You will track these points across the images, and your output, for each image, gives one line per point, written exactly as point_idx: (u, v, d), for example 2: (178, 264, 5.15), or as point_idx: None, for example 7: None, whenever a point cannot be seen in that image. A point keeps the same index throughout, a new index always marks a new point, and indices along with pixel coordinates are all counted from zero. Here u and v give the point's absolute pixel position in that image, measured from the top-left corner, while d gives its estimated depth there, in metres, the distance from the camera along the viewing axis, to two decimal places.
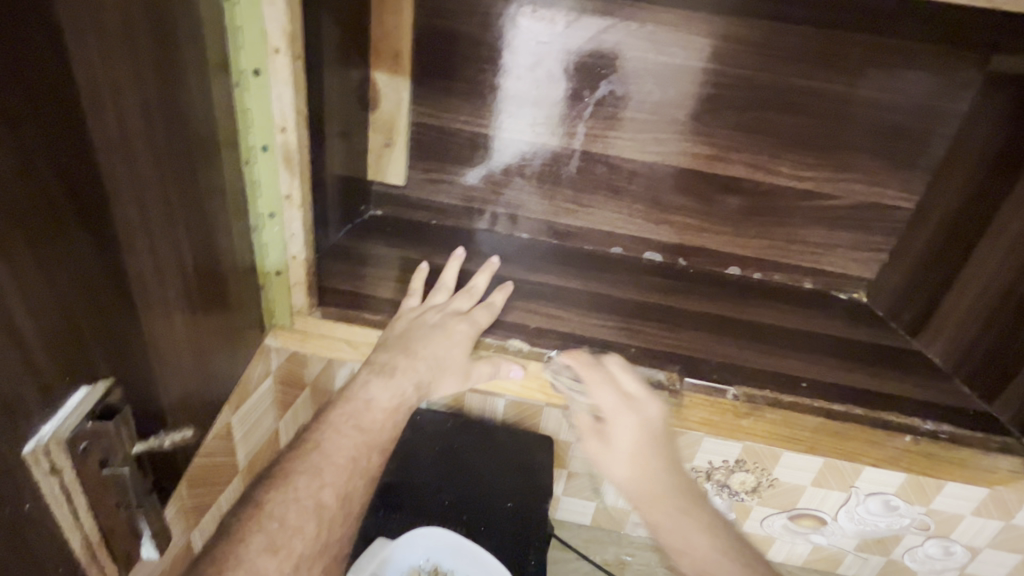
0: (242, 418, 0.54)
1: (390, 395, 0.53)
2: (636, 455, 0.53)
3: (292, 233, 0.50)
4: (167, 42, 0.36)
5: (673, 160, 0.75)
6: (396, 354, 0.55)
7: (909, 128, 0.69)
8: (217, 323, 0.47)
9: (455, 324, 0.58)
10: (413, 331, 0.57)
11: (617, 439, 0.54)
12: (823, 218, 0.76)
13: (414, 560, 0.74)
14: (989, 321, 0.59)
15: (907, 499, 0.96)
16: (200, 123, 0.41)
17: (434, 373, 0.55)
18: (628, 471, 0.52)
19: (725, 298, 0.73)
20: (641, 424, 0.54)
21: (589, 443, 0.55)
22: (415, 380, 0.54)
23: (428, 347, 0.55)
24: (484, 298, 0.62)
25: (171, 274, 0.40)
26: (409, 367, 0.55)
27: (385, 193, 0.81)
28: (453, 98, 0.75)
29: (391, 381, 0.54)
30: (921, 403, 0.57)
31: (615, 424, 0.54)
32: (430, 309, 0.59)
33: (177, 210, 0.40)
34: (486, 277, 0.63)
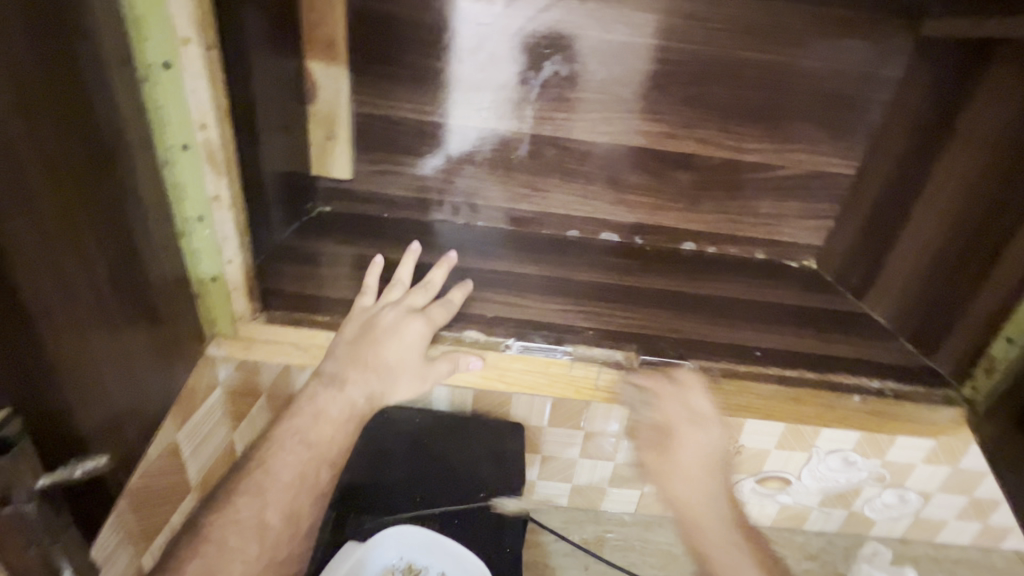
0: (187, 430, 0.52)
1: (338, 410, 0.54)
2: (690, 471, 0.65)
3: (225, 237, 0.46)
4: (41, 28, 0.32)
5: (624, 138, 0.75)
6: (343, 366, 0.54)
7: (848, 96, 0.71)
8: (143, 337, 0.43)
9: (409, 323, 0.55)
10: (365, 334, 0.55)
11: (680, 454, 0.65)
12: (772, 188, 0.77)
13: (387, 560, 0.75)
14: (930, 278, 0.60)
15: (864, 453, 1.01)
16: (100, 123, 0.37)
17: (383, 380, 0.54)
18: (687, 484, 0.64)
19: (682, 274, 0.74)
20: (702, 446, 0.64)
21: (651, 452, 0.67)
22: (365, 392, 0.54)
23: (378, 351, 0.54)
24: (442, 293, 0.59)
25: (77, 289, 0.36)
26: (353, 378, 0.54)
27: (332, 188, 0.78)
28: (395, 85, 0.72)
29: (340, 395, 0.54)
30: (868, 363, 0.58)
31: (682, 442, 0.65)
32: (383, 308, 0.56)
33: (74, 218, 0.35)
34: (443, 272, 0.60)
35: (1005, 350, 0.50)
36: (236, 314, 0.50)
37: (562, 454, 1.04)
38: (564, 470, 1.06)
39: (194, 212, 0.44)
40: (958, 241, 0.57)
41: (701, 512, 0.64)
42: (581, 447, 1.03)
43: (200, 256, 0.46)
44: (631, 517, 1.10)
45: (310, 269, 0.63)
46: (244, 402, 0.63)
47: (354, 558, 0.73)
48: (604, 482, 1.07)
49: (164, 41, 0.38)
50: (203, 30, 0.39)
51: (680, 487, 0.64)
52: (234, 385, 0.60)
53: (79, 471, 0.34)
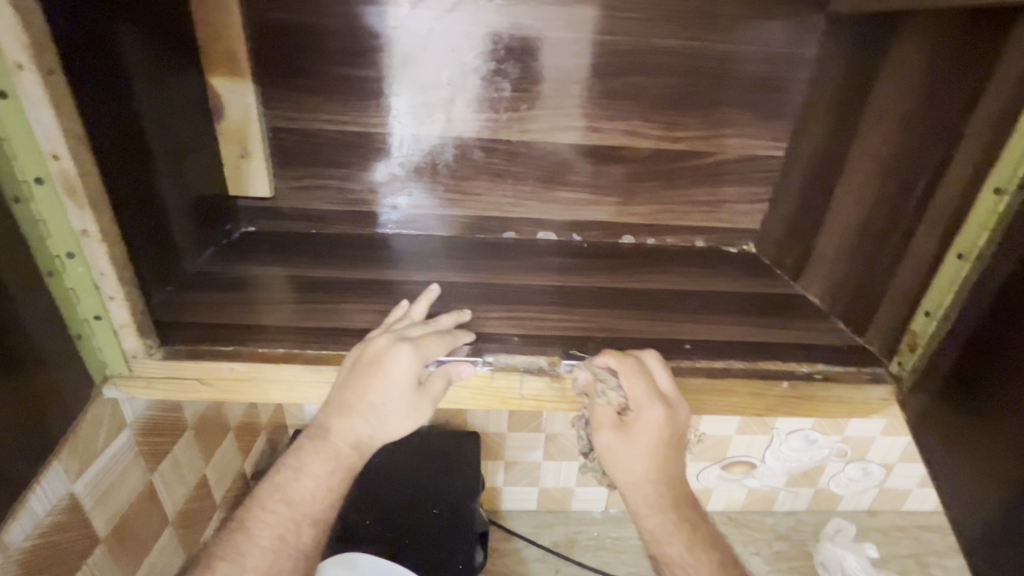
0: (87, 484, 0.47)
1: (323, 461, 0.49)
2: (653, 455, 0.52)
3: (102, 272, 0.43)
4: None
5: (551, 135, 0.73)
6: (333, 409, 0.49)
7: (768, 78, 0.70)
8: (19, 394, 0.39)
9: (393, 355, 0.49)
10: (360, 369, 0.50)
11: (641, 438, 0.51)
12: (704, 176, 0.76)
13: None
14: (855, 256, 0.59)
15: (824, 431, 1.01)
16: None
17: (381, 415, 0.49)
18: (647, 469, 0.52)
19: (620, 269, 0.72)
20: (669, 425, 0.51)
21: (606, 437, 0.52)
22: (351, 439, 0.49)
23: (382, 380, 0.48)
24: (430, 321, 0.54)
25: None
26: (353, 412, 0.49)
27: (255, 208, 0.75)
28: (308, 96, 0.69)
29: (345, 427, 0.49)
30: (799, 348, 0.57)
31: (642, 419, 0.51)
32: (377, 336, 0.51)
33: None
34: (425, 305, 0.56)
35: (930, 327, 0.49)
36: (128, 353, 0.47)
37: (525, 458, 1.02)
38: (530, 474, 1.05)
39: (61, 248, 0.41)
40: (880, 218, 0.56)
41: (662, 497, 0.52)
42: (544, 450, 1.02)
43: (78, 294, 0.43)
44: (602, 515, 1.09)
45: (224, 295, 0.59)
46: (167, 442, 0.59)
47: None
48: (571, 483, 1.06)
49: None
50: (40, 53, 0.35)
51: (635, 473, 0.52)
52: (151, 425, 0.56)
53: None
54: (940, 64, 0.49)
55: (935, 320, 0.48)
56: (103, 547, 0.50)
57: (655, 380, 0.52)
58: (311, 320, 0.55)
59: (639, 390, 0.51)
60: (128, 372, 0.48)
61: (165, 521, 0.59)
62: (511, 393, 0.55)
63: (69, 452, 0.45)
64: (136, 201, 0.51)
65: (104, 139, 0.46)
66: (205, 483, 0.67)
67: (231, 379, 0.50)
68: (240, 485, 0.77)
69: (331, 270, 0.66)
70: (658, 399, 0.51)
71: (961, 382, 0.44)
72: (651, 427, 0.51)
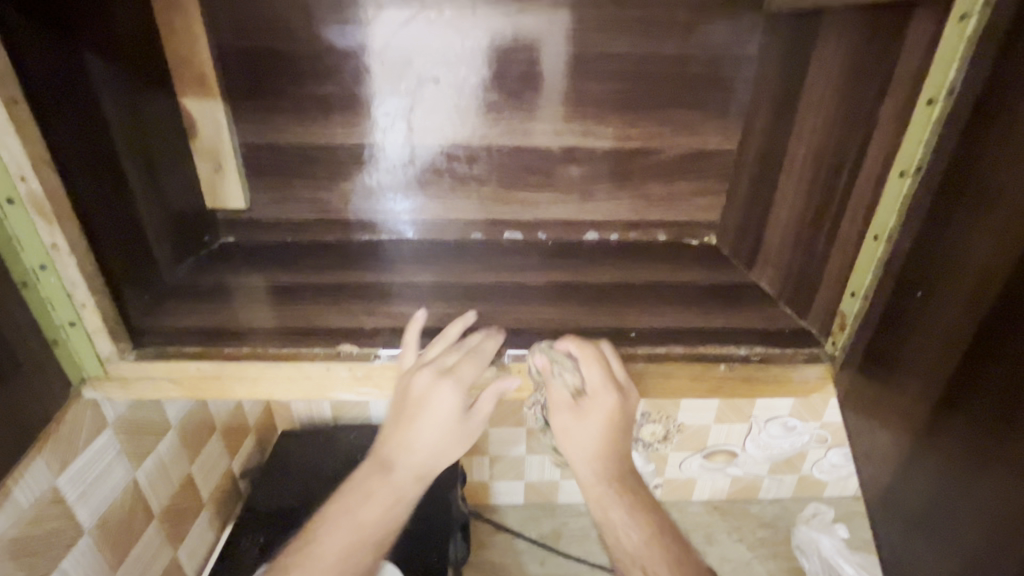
0: (70, 478, 0.51)
1: (389, 491, 0.55)
2: (604, 435, 0.57)
3: (73, 282, 0.47)
4: None
5: (510, 139, 0.77)
6: (394, 446, 0.56)
7: (714, 75, 0.73)
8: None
9: (436, 394, 0.53)
10: (402, 408, 0.54)
11: (592, 418, 0.56)
12: (660, 171, 0.79)
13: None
14: (796, 242, 0.61)
15: (801, 417, 1.03)
16: None
17: (438, 448, 0.55)
18: (596, 446, 0.56)
19: (579, 264, 0.75)
20: (620, 410, 0.55)
21: (564, 416, 0.57)
22: (415, 474, 0.55)
23: (430, 418, 0.54)
24: (442, 337, 0.56)
25: None
26: (430, 438, 0.55)
27: (232, 220, 0.79)
28: (276, 112, 0.73)
29: (410, 458, 0.55)
30: (741, 332, 0.59)
31: (595, 403, 0.55)
32: (421, 368, 0.53)
33: None
34: (417, 329, 0.55)
35: (855, 306, 0.51)
36: (102, 356, 0.51)
37: (509, 453, 1.05)
38: (514, 468, 1.07)
39: (33, 262, 0.45)
40: (814, 205, 0.58)
41: (603, 471, 0.57)
42: (526, 444, 1.04)
43: (52, 303, 0.47)
44: (587, 506, 1.12)
45: (198, 301, 0.63)
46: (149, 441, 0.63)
47: None
48: (555, 476, 1.09)
49: None
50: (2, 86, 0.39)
51: (585, 449, 0.56)
52: (132, 424, 0.60)
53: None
54: (857, 54, 0.51)
55: (859, 300, 0.50)
56: (88, 537, 0.54)
57: (609, 368, 0.55)
58: (276, 322, 0.58)
59: (595, 376, 0.55)
60: (104, 374, 0.52)
61: (149, 516, 0.63)
62: None
63: (50, 447, 0.49)
64: (110, 217, 0.55)
65: (74, 160, 0.50)
66: (190, 481, 0.71)
67: (199, 377, 0.54)
68: (228, 483, 0.81)
69: (302, 275, 0.70)
70: (614, 387, 0.55)
71: (879, 356, 0.47)
72: (602, 410, 0.56)
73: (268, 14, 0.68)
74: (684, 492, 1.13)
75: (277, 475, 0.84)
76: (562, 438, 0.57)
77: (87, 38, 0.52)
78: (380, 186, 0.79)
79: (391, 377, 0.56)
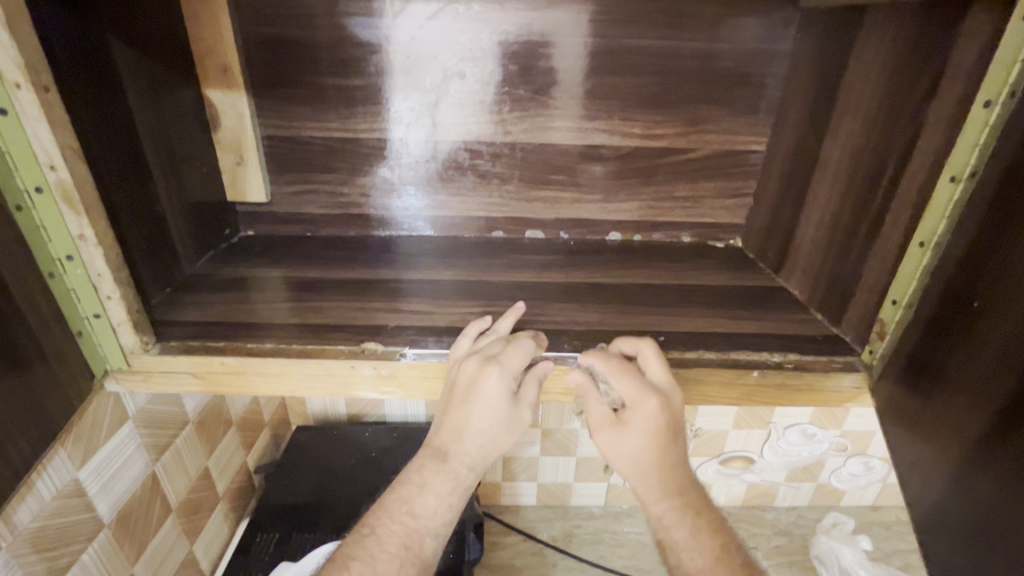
0: (91, 471, 0.51)
1: (443, 480, 0.55)
2: (652, 446, 0.54)
3: (100, 272, 0.46)
4: None
5: (535, 135, 0.75)
6: (447, 435, 0.55)
7: (745, 75, 0.71)
8: (16, 390, 0.42)
9: (483, 380, 0.51)
10: (453, 394, 0.53)
11: (635, 432, 0.54)
12: (686, 172, 0.78)
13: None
14: (830, 248, 0.60)
15: (822, 425, 1.01)
16: None
17: (490, 435, 0.54)
18: (648, 457, 0.54)
19: (602, 264, 0.74)
20: (662, 415, 0.53)
21: (605, 435, 0.56)
22: (468, 462, 0.55)
23: (480, 403, 0.52)
24: (495, 329, 0.55)
25: None
26: (478, 425, 0.54)
27: (252, 213, 0.78)
28: (299, 104, 0.73)
29: (464, 446, 0.55)
30: (774, 339, 0.58)
31: (636, 415, 0.54)
32: (469, 357, 0.52)
33: None
34: (483, 324, 0.55)
35: (897, 315, 0.49)
36: (125, 348, 0.50)
37: (522, 454, 1.04)
38: (527, 470, 1.06)
39: (60, 252, 0.44)
40: (850, 209, 0.56)
41: (658, 484, 0.55)
42: (540, 445, 1.03)
43: (80, 294, 0.47)
44: (601, 510, 1.11)
45: (218, 295, 0.63)
46: (167, 434, 0.62)
47: None
48: (569, 478, 1.08)
49: None
50: (34, 73, 0.38)
51: (636, 460, 0.55)
52: (152, 417, 0.59)
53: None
54: (902, 53, 0.50)
55: (901, 308, 0.49)
56: (106, 531, 0.53)
57: (644, 374, 0.53)
58: (302, 316, 0.58)
59: (630, 388, 0.53)
60: (127, 367, 0.51)
61: (166, 510, 0.63)
62: None
63: (73, 439, 0.48)
64: (133, 207, 0.55)
65: (99, 149, 0.49)
66: (207, 476, 0.71)
67: (221, 372, 0.53)
68: (243, 478, 0.81)
69: (322, 270, 0.69)
70: (651, 391, 0.53)
71: (924, 368, 0.45)
72: (643, 418, 0.54)
73: (293, 5, 0.67)
74: None
75: (292, 471, 0.83)
76: (610, 454, 0.56)
77: (111, 25, 0.51)
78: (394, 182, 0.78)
79: (416, 377, 0.55)
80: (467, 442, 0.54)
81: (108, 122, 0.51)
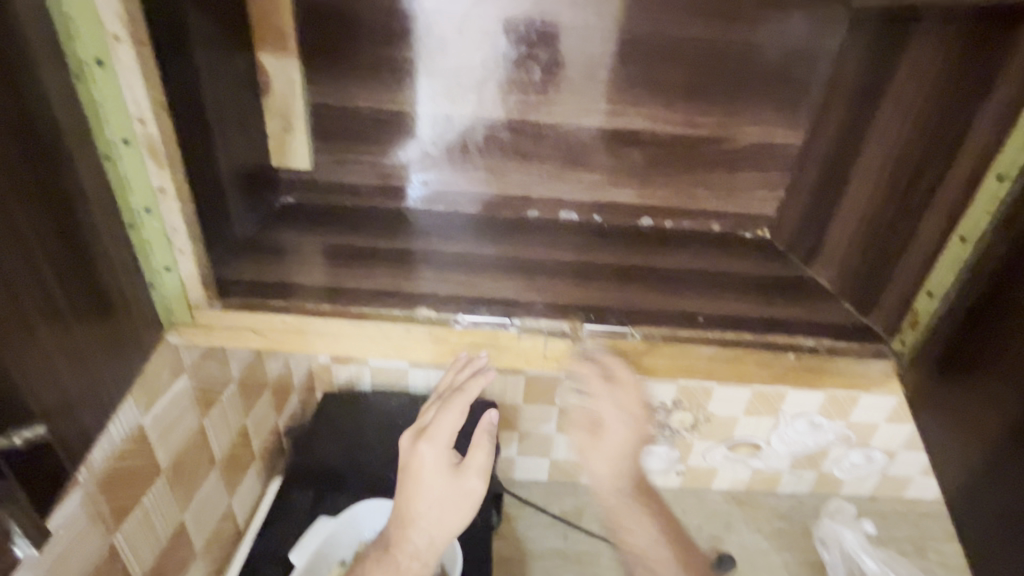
0: (155, 419, 0.53)
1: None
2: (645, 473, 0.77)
3: (175, 227, 0.48)
4: None
5: (577, 118, 0.77)
6: (397, 529, 0.63)
7: (789, 70, 0.73)
8: (97, 336, 0.43)
9: (441, 414, 0.63)
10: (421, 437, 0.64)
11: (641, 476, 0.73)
12: (722, 162, 0.79)
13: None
14: (864, 241, 0.62)
15: (829, 415, 1.04)
16: (39, 123, 0.37)
17: (436, 512, 0.62)
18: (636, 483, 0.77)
19: (637, 247, 0.76)
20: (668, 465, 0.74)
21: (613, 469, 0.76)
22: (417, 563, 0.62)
23: (425, 479, 0.62)
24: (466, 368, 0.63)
25: (24, 288, 0.36)
26: (425, 521, 0.62)
27: (293, 180, 0.79)
28: (349, 75, 0.74)
29: (416, 545, 0.62)
30: (807, 324, 0.60)
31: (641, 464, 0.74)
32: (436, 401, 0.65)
33: (15, 221, 0.36)
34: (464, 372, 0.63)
35: (932, 306, 0.53)
36: (191, 302, 0.52)
37: (538, 431, 1.08)
38: (542, 446, 1.10)
39: (140, 204, 0.46)
40: (889, 205, 0.59)
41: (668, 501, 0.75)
42: (555, 423, 1.06)
43: (153, 249, 0.48)
44: None
45: (268, 258, 0.64)
46: (214, 389, 0.64)
47: (328, 533, 0.74)
48: None
49: (93, 40, 0.39)
50: (134, 27, 0.40)
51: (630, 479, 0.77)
52: (203, 370, 0.61)
53: (20, 439, 0.35)
54: (955, 60, 0.52)
55: (937, 300, 0.52)
56: (164, 477, 0.56)
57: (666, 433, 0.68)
58: (355, 281, 0.59)
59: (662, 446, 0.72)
60: (191, 321, 0.53)
61: (212, 463, 0.65)
62: (535, 353, 0.57)
63: (140, 388, 0.51)
64: (198, 168, 0.56)
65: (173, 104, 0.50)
66: (245, 434, 0.73)
67: (283, 329, 0.55)
68: (274, 438, 0.83)
69: (365, 238, 0.70)
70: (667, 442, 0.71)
71: (959, 356, 0.48)
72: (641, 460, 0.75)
73: None
74: (705, 481, 1.15)
75: (322, 434, 0.86)
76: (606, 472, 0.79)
77: None
78: (434, 156, 0.79)
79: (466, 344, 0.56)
80: (414, 521, 0.62)
81: (179, 79, 0.51)
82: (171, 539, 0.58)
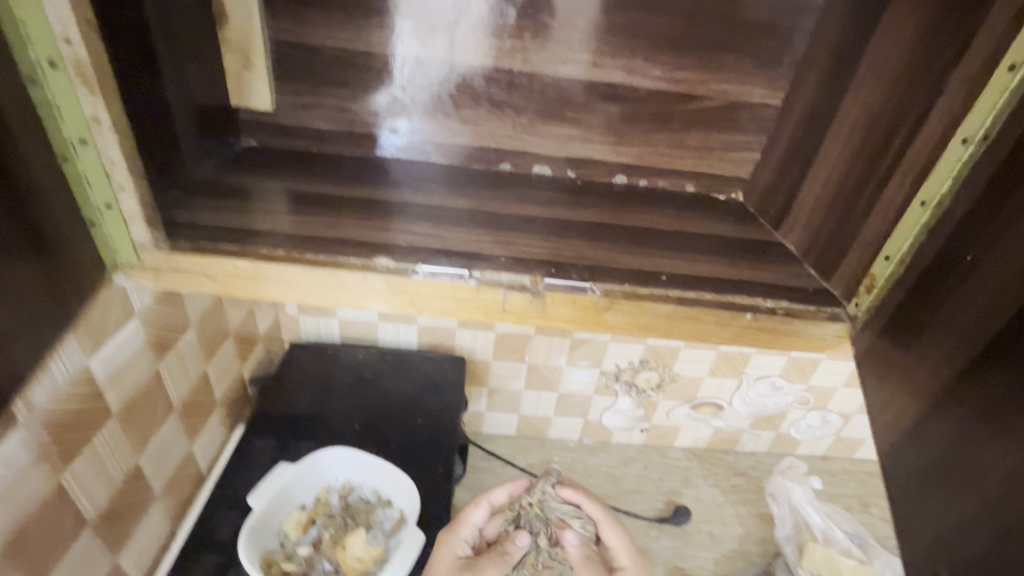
0: (102, 362, 0.52)
1: None
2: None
3: (112, 159, 0.45)
4: None
5: (554, 68, 0.74)
6: None
7: (774, 23, 0.70)
8: (30, 276, 0.42)
9: (463, 528, 0.71)
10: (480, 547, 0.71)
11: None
12: (698, 120, 0.78)
13: (265, 546, 0.71)
14: (831, 204, 0.62)
15: (790, 378, 1.07)
16: None
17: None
18: None
19: (608, 204, 0.75)
20: None
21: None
22: None
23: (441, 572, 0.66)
24: (492, 508, 0.73)
25: None
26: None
27: (255, 121, 0.75)
28: (312, 9, 0.69)
29: None
30: (768, 286, 0.60)
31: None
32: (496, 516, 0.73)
33: None
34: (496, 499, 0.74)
35: (888, 270, 0.53)
36: (137, 242, 0.50)
37: (508, 387, 1.09)
38: (511, 401, 1.11)
39: (74, 134, 0.43)
40: (857, 168, 0.58)
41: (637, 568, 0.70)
42: (525, 380, 1.08)
43: (88, 181, 0.46)
44: (576, 444, 1.18)
45: (223, 202, 0.62)
46: (170, 334, 0.63)
47: (287, 479, 0.74)
48: (549, 412, 1.14)
49: None
50: None
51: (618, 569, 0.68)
52: (157, 313, 0.60)
53: None
54: (937, 19, 0.50)
55: (893, 264, 0.52)
56: (115, 421, 0.55)
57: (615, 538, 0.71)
58: (313, 228, 0.58)
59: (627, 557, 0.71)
60: (137, 262, 0.52)
61: (169, 409, 0.64)
62: (494, 306, 0.56)
63: (85, 330, 0.50)
64: (144, 103, 0.53)
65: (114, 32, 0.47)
66: (206, 382, 0.72)
67: (234, 275, 0.54)
68: (238, 387, 0.82)
69: (329, 186, 0.68)
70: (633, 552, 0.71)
71: (908, 320, 0.49)
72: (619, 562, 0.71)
73: None
74: (667, 439, 1.18)
75: (288, 384, 0.86)
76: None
77: None
78: (403, 102, 0.76)
79: (425, 295, 0.56)
80: None
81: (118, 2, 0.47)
82: (126, 481, 0.58)
